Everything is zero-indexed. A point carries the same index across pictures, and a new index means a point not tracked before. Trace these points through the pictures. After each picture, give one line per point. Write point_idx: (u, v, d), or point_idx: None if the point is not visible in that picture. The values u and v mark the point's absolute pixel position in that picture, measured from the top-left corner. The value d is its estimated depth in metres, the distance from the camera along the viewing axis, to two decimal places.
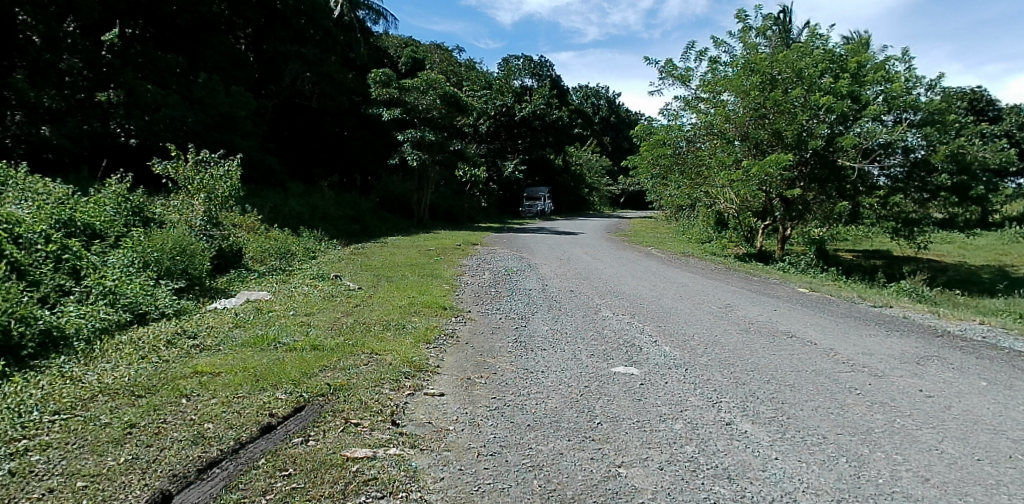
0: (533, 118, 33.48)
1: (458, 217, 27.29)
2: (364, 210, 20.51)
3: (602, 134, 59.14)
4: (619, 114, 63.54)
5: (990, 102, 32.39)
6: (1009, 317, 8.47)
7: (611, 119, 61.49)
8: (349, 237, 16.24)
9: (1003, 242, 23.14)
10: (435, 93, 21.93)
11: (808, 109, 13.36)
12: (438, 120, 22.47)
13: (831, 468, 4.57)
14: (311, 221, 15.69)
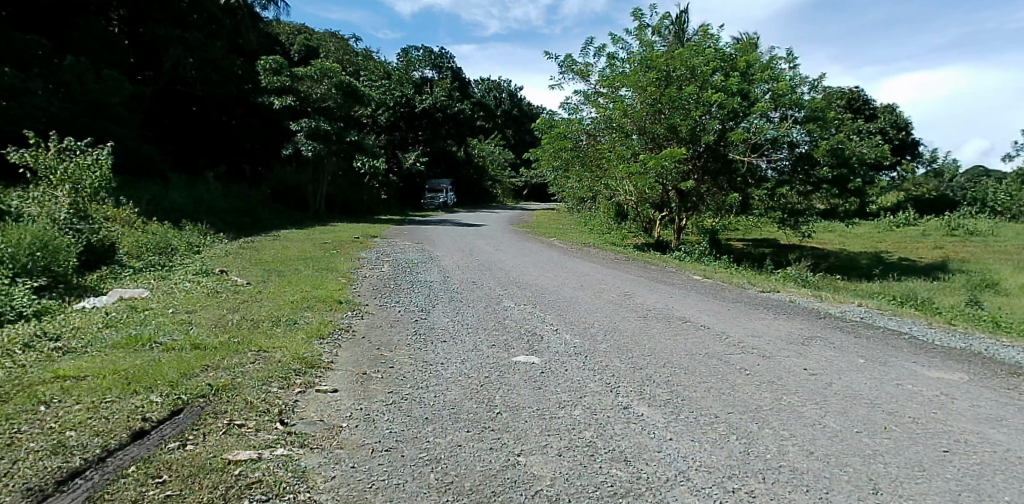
0: (434, 110, 34.00)
1: (357, 211, 26.72)
2: (255, 203, 19.83)
3: (505, 128, 59.79)
4: (522, 107, 64.44)
5: (866, 101, 34.72)
6: (884, 299, 9.09)
7: (513, 112, 62.22)
8: (238, 230, 15.55)
9: (877, 229, 25.01)
10: (330, 82, 21.65)
11: (701, 106, 13.90)
12: (335, 111, 22.09)
13: (722, 446, 4.70)
14: (195, 214, 14.92)
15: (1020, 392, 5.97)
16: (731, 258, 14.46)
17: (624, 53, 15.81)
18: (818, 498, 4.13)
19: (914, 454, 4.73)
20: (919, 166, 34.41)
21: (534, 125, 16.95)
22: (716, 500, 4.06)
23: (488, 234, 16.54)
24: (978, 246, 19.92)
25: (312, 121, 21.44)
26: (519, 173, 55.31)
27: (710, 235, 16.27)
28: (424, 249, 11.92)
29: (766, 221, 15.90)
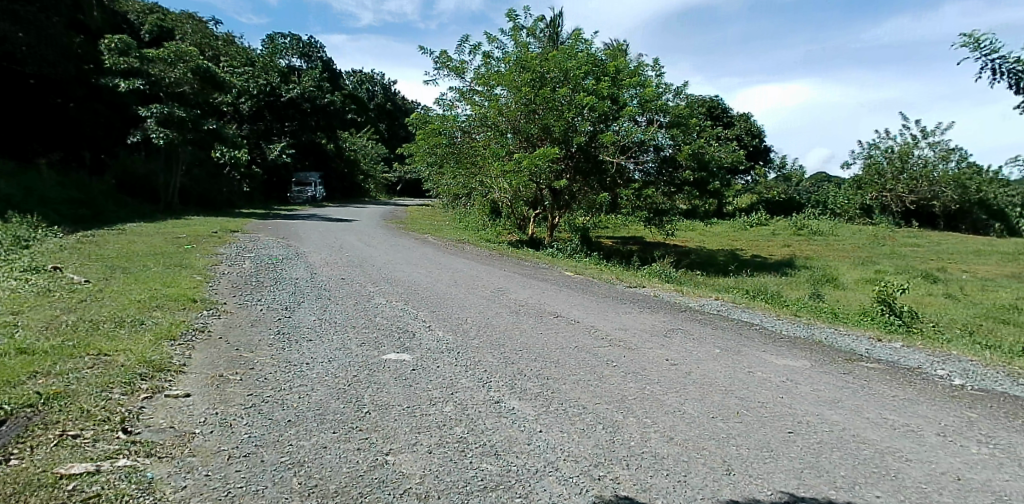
0: (301, 100, 33.27)
1: (215, 204, 25.47)
2: (96, 193, 18.34)
3: (378, 122, 58.85)
4: (396, 102, 63.75)
5: (724, 109, 37.27)
6: (738, 293, 9.77)
7: (388, 107, 61.39)
8: (76, 223, 14.23)
9: (733, 229, 26.92)
10: (185, 66, 20.83)
11: (573, 107, 14.36)
12: (190, 96, 21.29)
13: (590, 436, 4.83)
14: (23, 205, 13.52)
15: (853, 375, 6.61)
16: (600, 254, 15.00)
17: (499, 51, 16.01)
18: (678, 481, 4.32)
19: (763, 436, 5.08)
20: (769, 171, 37.37)
21: (408, 120, 16.94)
22: (583, 488, 4.16)
23: (359, 230, 16.15)
24: (818, 245, 21.96)
25: (164, 107, 20.33)
26: (392, 169, 54.42)
27: (581, 233, 16.56)
28: (290, 245, 11.42)
29: (633, 220, 16.65)
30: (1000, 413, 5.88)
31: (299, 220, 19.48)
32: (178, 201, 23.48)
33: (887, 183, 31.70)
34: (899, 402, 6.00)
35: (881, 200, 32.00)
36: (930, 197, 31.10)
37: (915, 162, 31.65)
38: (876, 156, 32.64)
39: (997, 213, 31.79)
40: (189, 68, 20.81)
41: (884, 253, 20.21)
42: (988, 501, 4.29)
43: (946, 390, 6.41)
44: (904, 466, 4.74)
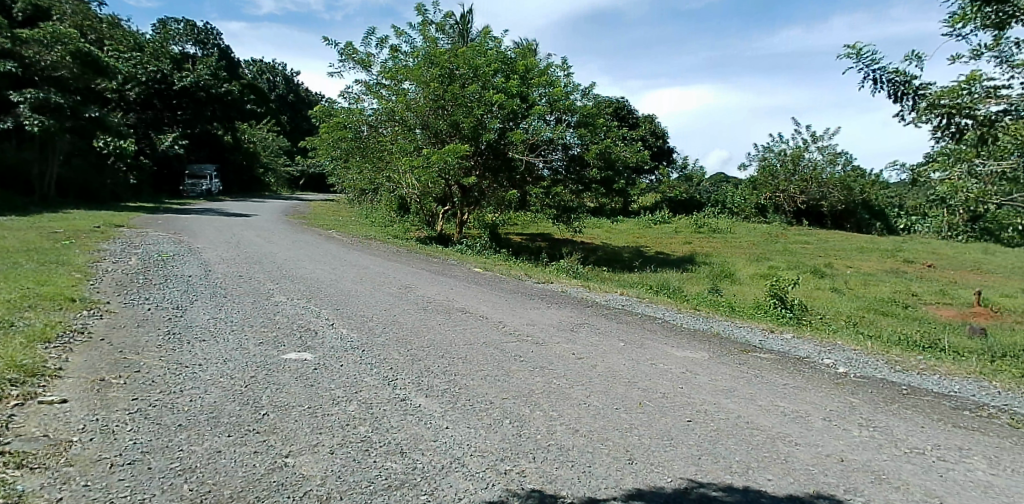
0: (196, 89, 31.85)
1: (97, 197, 23.90)
2: None
3: (279, 114, 56.99)
4: (298, 94, 61.86)
5: (630, 110, 38.39)
6: (642, 288, 10.07)
7: (289, 98, 59.83)
8: None
9: (637, 226, 27.79)
10: (63, 48, 19.55)
11: (483, 105, 14.46)
12: (68, 81, 19.99)
13: (496, 431, 4.84)
14: None
15: (748, 366, 6.95)
16: (510, 251, 15.28)
17: (406, 45, 15.96)
18: (582, 472, 4.40)
19: (664, 426, 5.25)
20: (672, 171, 38.81)
21: (311, 112, 16.67)
22: (489, 483, 4.15)
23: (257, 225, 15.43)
24: (717, 242, 22.98)
25: (40, 92, 18.90)
26: (294, 161, 52.64)
27: (490, 230, 17.13)
28: (182, 241, 10.85)
29: (541, 217, 16.86)
30: (878, 398, 6.33)
31: (192, 215, 18.46)
32: (55, 193, 21.90)
33: (780, 184, 33.53)
34: (789, 390, 6.36)
35: (775, 200, 33.88)
36: (819, 197, 33.17)
37: (805, 164, 33.57)
38: (770, 159, 34.22)
39: (877, 213, 34.53)
40: (68, 51, 19.56)
41: (777, 250, 21.37)
42: (867, 479, 4.61)
43: (831, 378, 6.84)
44: (793, 449, 5.02)
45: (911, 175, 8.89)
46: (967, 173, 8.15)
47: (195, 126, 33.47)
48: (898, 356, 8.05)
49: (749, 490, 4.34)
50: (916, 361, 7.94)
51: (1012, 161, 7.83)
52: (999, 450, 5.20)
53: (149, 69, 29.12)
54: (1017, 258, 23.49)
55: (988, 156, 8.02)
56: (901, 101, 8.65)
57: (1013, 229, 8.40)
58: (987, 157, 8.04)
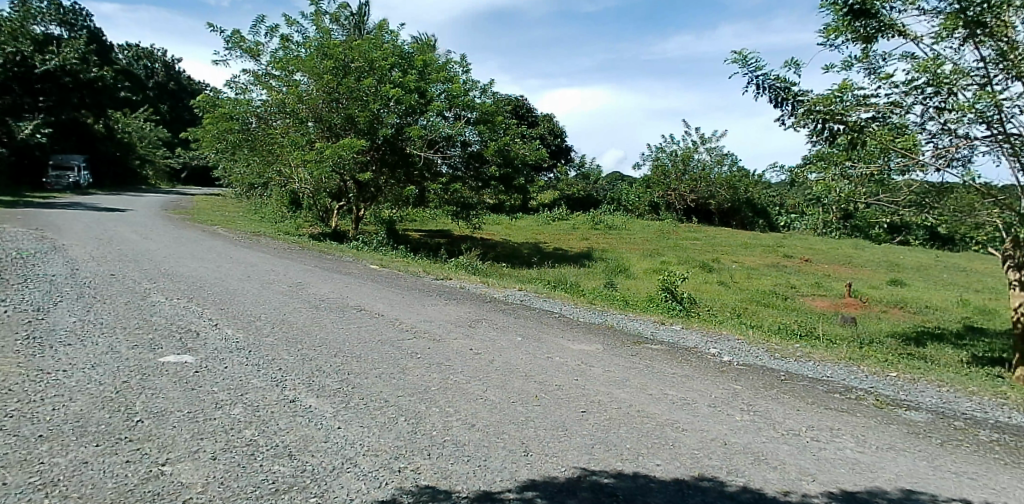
0: (61, 74, 28.88)
1: None
2: None
3: (158, 103, 53.64)
4: (180, 82, 58.46)
5: (528, 109, 38.85)
6: (540, 284, 10.24)
7: (169, 86, 56.41)
8: None
9: (536, 223, 28.22)
10: None
11: (379, 98, 14.38)
12: None
13: (391, 428, 4.77)
14: None
15: (640, 357, 7.20)
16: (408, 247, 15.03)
17: (297, 35, 15.53)
18: (478, 466, 4.41)
19: (559, 417, 5.36)
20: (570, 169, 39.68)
21: (194, 101, 15.89)
22: (383, 481, 4.09)
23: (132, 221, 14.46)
24: (613, 238, 23.70)
25: None
26: (175, 154, 49.70)
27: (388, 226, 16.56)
28: (44, 238, 10.01)
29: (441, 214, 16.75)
30: (758, 384, 6.73)
31: (57, 209, 17.05)
32: None
33: (671, 183, 35.02)
34: (677, 378, 6.65)
35: (666, 199, 35.42)
36: (707, 196, 34.91)
37: (695, 164, 35.23)
38: (662, 159, 35.64)
39: (760, 211, 36.63)
40: None
41: (669, 246, 22.29)
42: (748, 461, 4.89)
43: (717, 366, 7.22)
44: (681, 435, 5.25)
45: (790, 176, 9.52)
46: (840, 176, 8.74)
47: (60, 114, 31.02)
48: (777, 344, 8.60)
49: (639, 475, 4.50)
50: (794, 348, 8.53)
51: (879, 165, 8.43)
52: (864, 429, 5.66)
53: (8, 50, 25.91)
54: (882, 253, 25.64)
55: (858, 160, 8.60)
56: (780, 107, 9.24)
57: (879, 226, 9.20)
58: (857, 161, 8.63)
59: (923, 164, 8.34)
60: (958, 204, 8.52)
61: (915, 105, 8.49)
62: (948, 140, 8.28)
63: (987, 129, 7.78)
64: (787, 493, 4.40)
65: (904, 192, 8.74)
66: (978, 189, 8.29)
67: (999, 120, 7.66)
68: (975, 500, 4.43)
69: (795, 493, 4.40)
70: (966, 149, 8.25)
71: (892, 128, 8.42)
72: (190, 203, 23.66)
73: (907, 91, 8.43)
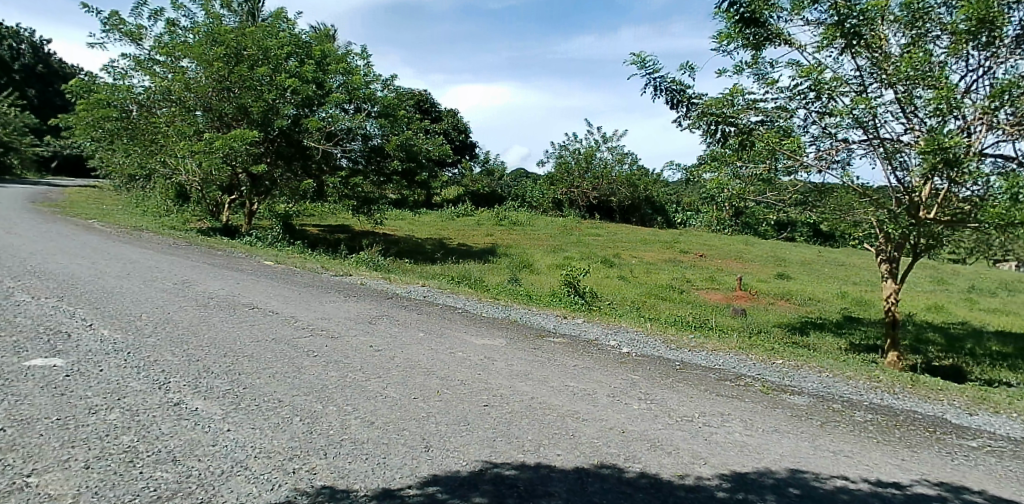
0: None
1: None
2: None
3: (26, 87, 49.39)
4: (53, 65, 54.08)
5: (432, 103, 38.63)
6: (443, 280, 10.20)
7: (38, 69, 52.04)
8: None
9: (440, 218, 28.11)
10: None
11: (274, 89, 13.96)
12: None
13: (285, 429, 4.61)
14: None
15: (542, 350, 7.31)
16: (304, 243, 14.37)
17: (185, 20, 14.79)
18: (377, 464, 4.33)
19: (461, 411, 5.35)
20: (475, 166, 39.79)
21: (66, 86, 14.81)
22: (276, 483, 3.94)
23: None
24: (518, 235, 23.92)
25: None
26: (46, 143, 45.89)
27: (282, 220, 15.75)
28: None
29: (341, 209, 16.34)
30: (655, 374, 6.99)
31: None
32: None
33: (575, 181, 35.83)
34: (579, 370, 6.80)
35: (569, 196, 36.32)
36: (609, 194, 35.94)
37: (597, 163, 36.24)
38: (566, 157, 36.40)
39: (658, 208, 37.98)
40: None
41: (572, 242, 22.73)
42: (645, 447, 5.06)
43: (616, 357, 7.44)
44: (581, 425, 5.37)
45: (686, 175, 9.99)
46: (732, 175, 9.32)
47: None
48: (673, 336, 8.97)
49: (540, 466, 4.56)
50: (688, 339, 8.92)
51: (767, 165, 8.98)
52: (751, 413, 5.99)
53: None
54: (770, 249, 27.22)
55: (747, 160, 9.09)
56: (676, 108, 9.62)
57: (765, 223, 9.83)
58: (747, 161, 9.09)
59: (807, 166, 8.91)
60: (838, 203, 9.14)
61: (798, 110, 9.06)
62: (829, 143, 8.89)
63: (864, 133, 8.41)
64: (682, 477, 4.59)
65: (791, 192, 9.31)
66: (855, 189, 8.94)
67: (873, 126, 8.30)
68: (851, 476, 4.78)
69: (689, 477, 4.60)
70: (845, 152, 8.88)
71: (779, 131, 8.85)
72: (63, 196, 21.92)
73: (792, 96, 8.98)
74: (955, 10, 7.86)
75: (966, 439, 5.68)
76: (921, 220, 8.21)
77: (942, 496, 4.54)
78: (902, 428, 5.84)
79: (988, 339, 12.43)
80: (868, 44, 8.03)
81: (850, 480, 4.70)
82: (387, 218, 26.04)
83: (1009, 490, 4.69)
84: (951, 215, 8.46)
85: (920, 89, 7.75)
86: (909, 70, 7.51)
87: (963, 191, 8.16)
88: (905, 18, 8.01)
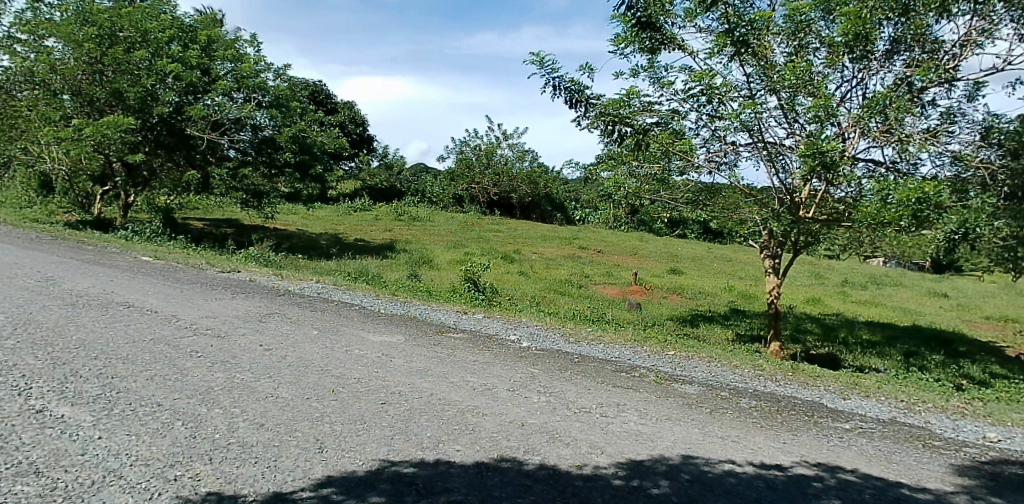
0: None
1: None
2: None
3: None
4: None
5: (328, 95, 37.54)
6: (339, 276, 9.93)
7: None
8: None
9: (337, 213, 27.40)
10: None
11: (153, 74, 13.22)
12: None
13: (165, 435, 4.32)
14: None
15: (442, 346, 7.26)
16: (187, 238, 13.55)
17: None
18: (267, 467, 4.14)
19: (357, 410, 5.21)
20: (373, 160, 39.04)
21: None
22: (155, 492, 3.69)
23: None
24: (417, 230, 23.67)
25: None
26: None
27: (164, 213, 14.88)
28: None
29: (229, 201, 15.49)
30: (554, 367, 7.09)
31: None
32: None
33: (475, 177, 35.90)
34: (479, 365, 6.80)
35: (470, 191, 36.07)
36: (510, 190, 36.26)
37: (498, 159, 36.48)
38: (467, 153, 36.40)
39: (558, 205, 38.66)
40: None
41: (473, 238, 22.73)
42: (544, 439, 5.12)
43: (515, 352, 7.50)
44: (481, 420, 5.36)
45: (584, 173, 10.23)
46: (628, 174, 9.63)
47: None
48: (572, 329, 9.18)
49: (439, 462, 4.52)
50: (586, 332, 9.16)
51: (662, 165, 9.35)
52: (646, 403, 6.20)
53: None
54: (664, 245, 28.36)
55: (643, 160, 9.41)
56: (575, 108, 9.81)
57: (660, 221, 10.16)
58: (642, 161, 9.41)
59: (698, 166, 9.34)
60: (725, 203, 9.67)
61: (690, 112, 9.44)
62: (718, 145, 9.35)
63: (750, 137, 8.89)
64: (580, 467, 4.68)
65: (683, 191, 9.73)
66: (741, 190, 9.46)
67: (758, 130, 8.79)
68: (738, 459, 5.04)
69: (587, 467, 4.69)
70: (733, 155, 9.36)
71: (672, 132, 9.13)
72: None
73: (685, 99, 9.36)
74: (833, 24, 8.44)
75: (841, 421, 6.13)
76: (800, 218, 8.75)
77: (819, 475, 4.86)
78: (784, 413, 6.23)
79: (859, 328, 13.48)
80: (755, 52, 8.51)
81: (737, 464, 4.96)
82: (280, 212, 25.15)
83: (877, 466, 5.09)
84: (828, 215, 9.10)
85: (801, 97, 8.25)
86: (791, 78, 8.00)
87: (837, 193, 8.78)
88: (788, 30, 8.53)
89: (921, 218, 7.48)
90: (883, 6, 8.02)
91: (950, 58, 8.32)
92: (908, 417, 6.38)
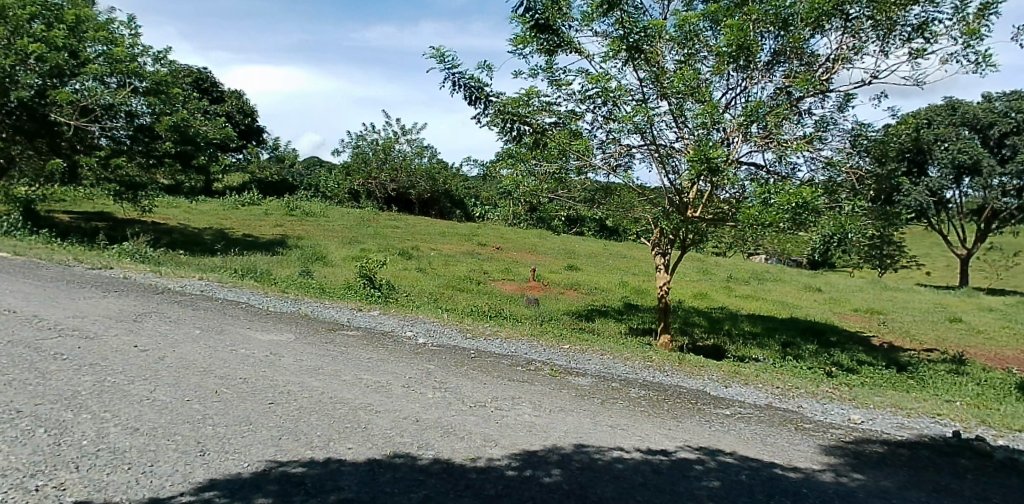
0: None
1: None
2: None
3: None
4: None
5: (213, 84, 35.77)
6: (225, 273, 9.50)
7: None
8: None
9: (223, 208, 26.15)
10: None
11: (13, 55, 12.32)
12: None
13: (25, 443, 4.02)
14: None
15: (334, 344, 7.12)
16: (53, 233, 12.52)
17: None
18: (142, 473, 3.93)
19: (242, 411, 5.04)
20: (263, 152, 37.49)
21: None
22: None
23: None
24: (310, 226, 22.96)
25: None
26: None
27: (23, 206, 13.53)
28: None
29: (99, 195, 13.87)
30: (449, 362, 7.13)
31: None
32: None
33: (372, 172, 35.30)
34: (373, 362, 6.73)
35: (368, 187, 35.42)
36: (409, 186, 35.92)
37: (396, 155, 36.11)
38: (363, 147, 35.85)
39: (458, 202, 38.57)
40: None
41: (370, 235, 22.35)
42: (438, 434, 5.15)
43: (411, 348, 7.47)
44: (374, 417, 5.32)
45: (484, 170, 10.29)
46: (526, 172, 9.77)
47: None
48: (469, 325, 9.25)
49: (330, 461, 4.44)
50: (483, 327, 9.26)
51: (560, 165, 9.57)
52: (540, 395, 6.36)
53: None
54: (562, 243, 29.07)
55: (542, 159, 9.59)
56: (474, 105, 9.87)
57: (557, 219, 10.35)
58: (540, 159, 9.60)
59: (595, 167, 9.64)
60: (620, 202, 9.95)
61: (587, 113, 9.72)
62: (614, 147, 9.68)
63: (642, 139, 9.25)
64: (474, 459, 4.74)
65: (579, 189, 9.96)
66: (635, 189, 9.82)
67: (651, 133, 9.17)
68: (626, 447, 5.27)
69: (481, 459, 4.76)
70: (626, 156, 9.74)
71: (570, 132, 9.38)
72: None
73: (583, 100, 9.62)
74: (719, 34, 8.94)
75: (721, 408, 6.53)
76: (689, 217, 9.26)
77: (700, 458, 5.16)
78: (669, 401, 6.56)
79: (740, 321, 14.35)
80: (648, 58, 8.89)
81: (625, 450, 5.19)
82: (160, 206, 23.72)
83: (752, 449, 5.47)
84: (714, 214, 9.65)
85: (690, 102, 8.73)
86: (681, 85, 8.38)
87: (722, 193, 9.33)
88: (679, 38, 8.94)
89: (799, 221, 8.07)
90: (764, 20, 8.62)
91: (823, 70, 9.02)
92: (782, 402, 6.89)
